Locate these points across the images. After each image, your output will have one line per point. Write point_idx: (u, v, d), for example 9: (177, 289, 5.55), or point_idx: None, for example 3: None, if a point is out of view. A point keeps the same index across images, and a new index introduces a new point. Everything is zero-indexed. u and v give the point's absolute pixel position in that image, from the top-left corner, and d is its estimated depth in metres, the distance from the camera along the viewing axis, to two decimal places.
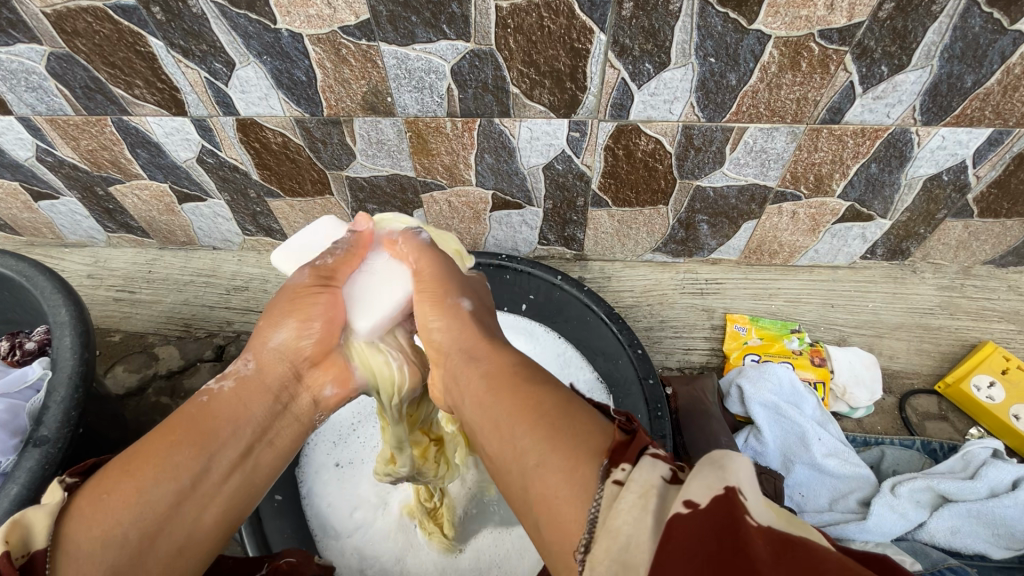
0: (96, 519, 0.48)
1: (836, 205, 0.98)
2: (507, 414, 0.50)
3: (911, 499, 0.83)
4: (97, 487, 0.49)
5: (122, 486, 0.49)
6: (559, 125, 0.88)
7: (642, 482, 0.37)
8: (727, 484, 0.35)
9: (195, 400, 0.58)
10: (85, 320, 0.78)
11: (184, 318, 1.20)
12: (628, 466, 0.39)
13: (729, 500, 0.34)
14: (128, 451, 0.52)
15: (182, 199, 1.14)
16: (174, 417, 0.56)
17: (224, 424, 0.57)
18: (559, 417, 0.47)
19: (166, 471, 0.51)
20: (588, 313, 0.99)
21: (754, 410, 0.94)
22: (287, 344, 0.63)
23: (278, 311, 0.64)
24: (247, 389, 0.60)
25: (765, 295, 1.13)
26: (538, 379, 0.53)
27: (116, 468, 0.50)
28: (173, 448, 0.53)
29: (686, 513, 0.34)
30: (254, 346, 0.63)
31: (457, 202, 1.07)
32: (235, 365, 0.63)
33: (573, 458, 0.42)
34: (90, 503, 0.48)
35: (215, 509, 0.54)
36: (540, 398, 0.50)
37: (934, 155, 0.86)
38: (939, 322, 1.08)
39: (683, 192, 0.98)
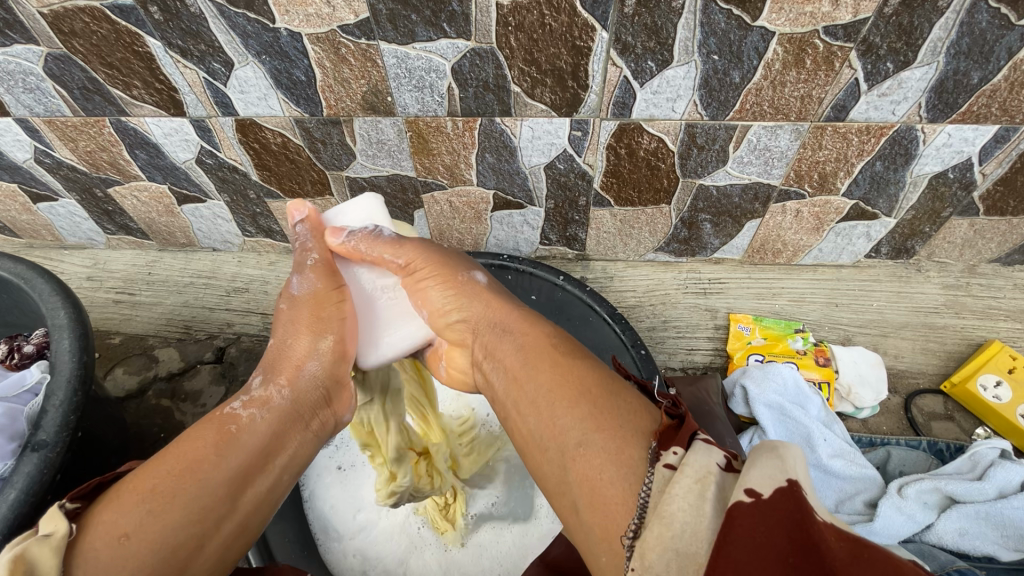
0: (115, 563, 0.46)
1: (840, 204, 0.97)
2: (547, 389, 0.50)
3: (918, 500, 0.83)
4: (114, 525, 0.47)
5: (145, 525, 0.48)
6: (561, 123, 0.87)
7: (698, 468, 0.38)
8: (789, 476, 0.34)
9: (223, 427, 0.56)
10: (84, 323, 0.78)
11: (184, 320, 1.19)
12: (680, 450, 0.40)
13: (793, 491, 0.33)
14: (148, 482, 0.50)
15: (182, 201, 1.13)
16: (198, 442, 0.54)
17: (253, 456, 0.56)
18: (600, 393, 0.48)
19: (193, 508, 0.50)
20: (590, 314, 0.99)
21: (759, 410, 0.93)
22: (325, 363, 0.63)
23: (306, 324, 0.64)
24: (277, 412, 0.59)
25: (769, 295, 1.12)
26: (571, 352, 0.54)
27: (137, 503, 0.49)
28: (201, 485, 0.51)
29: (748, 503, 0.33)
30: (288, 370, 0.62)
31: (459, 202, 1.06)
32: (266, 390, 0.61)
33: (619, 437, 0.44)
34: (107, 546, 0.46)
35: (234, 549, 0.54)
36: (578, 373, 0.50)
37: (940, 152, 0.86)
38: (945, 321, 1.07)
39: (686, 191, 0.97)
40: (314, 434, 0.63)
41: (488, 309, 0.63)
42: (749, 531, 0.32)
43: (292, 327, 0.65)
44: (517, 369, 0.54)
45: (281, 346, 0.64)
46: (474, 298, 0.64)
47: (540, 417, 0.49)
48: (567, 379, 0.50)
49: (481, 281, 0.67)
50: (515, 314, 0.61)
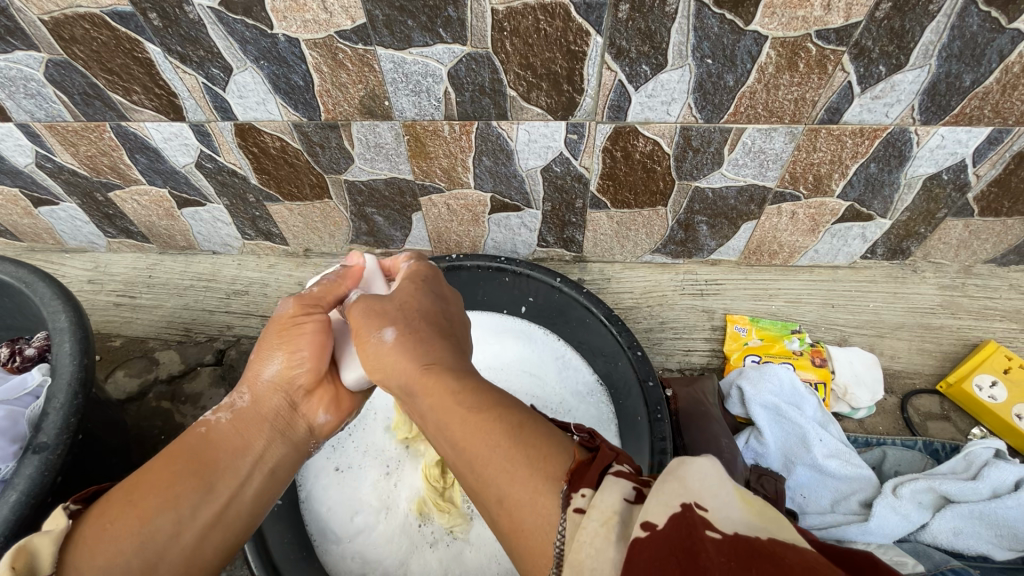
0: (98, 548, 0.50)
1: (836, 205, 0.98)
2: (461, 450, 0.46)
3: (913, 500, 0.83)
4: (100, 516, 0.52)
5: (124, 513, 0.52)
6: (557, 127, 0.88)
7: (603, 509, 0.37)
8: (681, 502, 0.35)
9: (194, 431, 0.61)
10: (85, 326, 0.79)
11: (185, 322, 1.20)
12: (588, 492, 0.39)
13: (685, 517, 0.34)
14: (131, 480, 0.55)
15: (182, 204, 1.14)
16: (175, 444, 0.59)
17: (221, 452, 0.59)
18: (510, 444, 0.44)
19: (167, 500, 0.53)
20: (588, 315, 0.99)
21: (755, 410, 0.93)
22: (279, 374, 0.65)
23: (265, 345, 0.65)
24: (245, 419, 0.63)
25: (765, 296, 1.13)
26: (491, 398, 0.49)
27: (119, 497, 0.53)
28: (175, 476, 0.55)
29: (644, 536, 0.34)
30: (248, 378, 0.65)
31: (456, 205, 1.07)
32: (232, 396, 0.65)
33: (531, 483, 0.41)
34: (94, 533, 0.51)
35: (215, 542, 0.56)
36: (485, 425, 0.46)
37: (934, 154, 0.86)
38: (941, 321, 1.08)
39: (682, 193, 0.98)
40: (288, 436, 0.64)
41: (397, 368, 0.55)
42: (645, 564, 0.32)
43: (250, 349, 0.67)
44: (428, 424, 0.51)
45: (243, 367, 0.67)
46: (380, 356, 0.57)
47: (467, 477, 0.46)
48: (479, 436, 0.45)
49: (390, 339, 0.58)
50: (423, 363, 0.54)
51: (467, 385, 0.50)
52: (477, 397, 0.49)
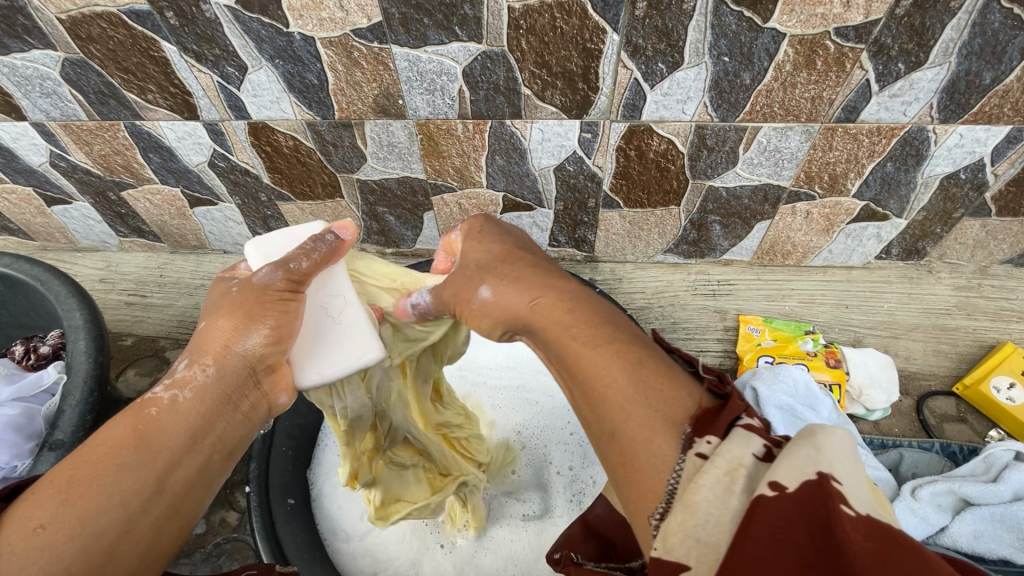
0: (29, 555, 0.41)
1: (851, 205, 0.97)
2: (578, 377, 0.46)
3: (932, 502, 0.82)
4: (26, 517, 0.43)
5: (62, 514, 0.43)
6: (571, 126, 0.87)
7: (729, 458, 0.36)
8: (819, 470, 0.33)
9: (142, 412, 0.50)
10: (99, 323, 0.79)
11: (195, 321, 1.20)
12: (715, 439, 0.38)
13: (821, 487, 0.33)
14: (63, 471, 0.46)
15: (194, 204, 1.14)
16: (118, 425, 0.49)
17: (175, 436, 0.50)
18: (629, 377, 0.43)
19: (113, 499, 0.45)
20: None
21: (770, 410, 0.92)
22: (255, 351, 0.55)
23: (246, 312, 0.54)
24: (208, 398, 0.53)
25: (778, 296, 1.12)
26: (605, 327, 0.47)
27: (50, 493, 0.44)
28: (123, 471, 0.46)
29: (771, 496, 0.33)
30: (214, 352, 0.54)
31: (468, 204, 1.07)
32: (190, 370, 0.53)
33: (649, 423, 0.41)
34: (20, 538, 0.42)
35: (168, 537, 0.49)
36: (605, 357, 0.45)
37: (952, 153, 0.85)
38: (957, 322, 1.07)
39: (695, 193, 0.98)
40: (250, 415, 0.55)
41: (508, 314, 0.53)
42: (766, 529, 0.32)
43: (215, 319, 0.55)
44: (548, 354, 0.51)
45: (204, 333, 0.55)
46: (493, 309, 0.54)
47: (585, 406, 0.46)
48: (598, 365, 0.45)
49: (488, 297, 0.55)
50: (533, 298, 0.51)
51: (580, 314, 0.49)
52: (594, 324, 0.48)
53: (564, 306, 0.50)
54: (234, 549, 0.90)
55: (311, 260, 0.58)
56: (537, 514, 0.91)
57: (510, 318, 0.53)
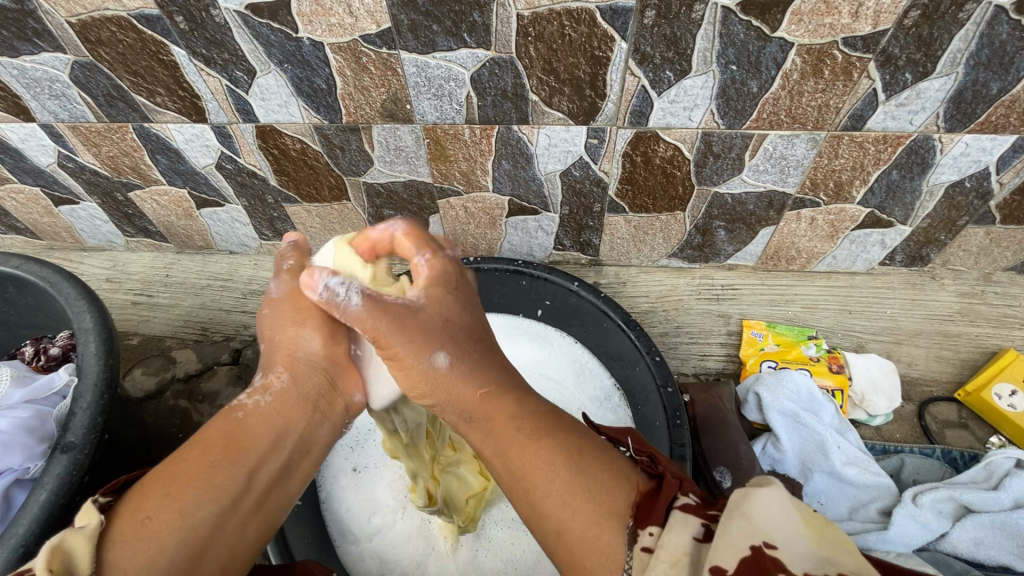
0: (139, 545, 0.45)
1: (855, 212, 0.97)
2: (521, 480, 0.50)
3: (932, 509, 0.83)
4: (137, 508, 0.47)
5: (165, 507, 0.48)
6: (578, 131, 0.88)
7: (673, 550, 0.40)
8: (753, 544, 0.38)
9: (230, 416, 0.57)
10: (109, 326, 0.79)
11: (201, 321, 1.23)
12: (655, 530, 0.43)
13: (759, 560, 0.38)
14: (164, 470, 0.50)
15: (200, 205, 1.14)
16: (210, 428, 0.55)
17: (260, 435, 0.56)
18: (572, 474, 0.48)
19: (209, 492, 0.50)
20: (605, 319, 0.99)
21: (773, 417, 0.94)
22: (316, 351, 0.63)
23: (298, 318, 0.63)
24: (288, 402, 0.59)
25: (782, 301, 1.12)
26: (541, 421, 0.53)
27: (155, 489, 0.49)
28: (215, 469, 0.51)
29: None
30: (284, 360, 0.62)
31: (474, 208, 1.07)
32: (267, 379, 0.61)
33: (592, 521, 0.45)
34: (133, 528, 0.46)
35: (253, 529, 0.53)
36: (543, 449, 0.50)
37: (958, 161, 0.85)
38: (959, 329, 1.07)
39: (701, 199, 0.98)
40: (327, 414, 0.62)
41: (449, 396, 0.57)
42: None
43: (274, 337, 0.63)
44: (485, 447, 0.55)
45: (274, 351, 0.63)
46: (431, 387, 0.57)
47: (521, 495, 0.50)
48: (535, 459, 0.50)
49: (444, 365, 0.57)
50: (482, 386, 0.56)
51: (525, 406, 0.55)
52: (540, 420, 0.53)
53: (512, 396, 0.56)
54: None
55: (293, 262, 0.67)
56: None
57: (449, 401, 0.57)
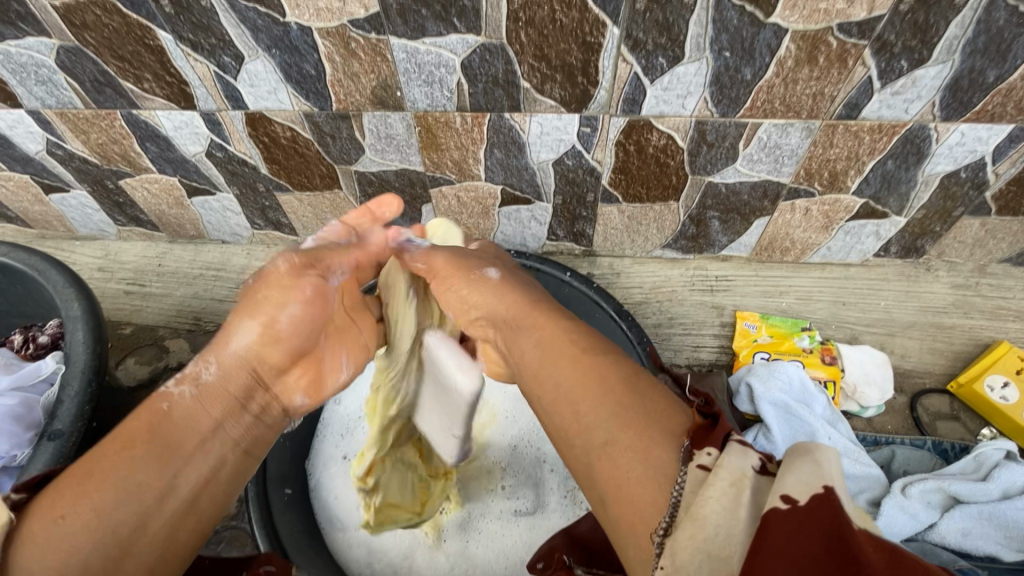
0: (52, 544, 0.46)
1: (850, 202, 0.96)
2: (574, 386, 0.51)
3: (922, 499, 0.83)
4: (49, 509, 0.47)
5: (80, 506, 0.48)
6: (571, 119, 0.87)
7: (732, 469, 0.38)
8: (824, 483, 0.35)
9: (155, 408, 0.56)
10: (97, 315, 0.79)
11: (194, 310, 1.23)
12: (713, 451, 0.40)
13: (828, 499, 0.34)
14: (82, 467, 0.50)
15: (191, 193, 1.13)
16: (135, 422, 0.55)
17: (186, 434, 0.56)
18: (625, 392, 0.48)
19: (129, 490, 0.50)
20: (596, 310, 0.99)
21: (764, 408, 0.94)
22: (250, 346, 0.63)
23: (252, 302, 0.63)
24: (211, 395, 0.59)
25: (776, 292, 1.12)
26: (593, 350, 0.54)
27: (70, 488, 0.49)
28: (136, 464, 0.51)
29: (785, 509, 0.34)
30: (217, 349, 0.63)
31: (466, 197, 1.06)
32: (195, 367, 0.61)
33: (647, 436, 0.44)
34: (43, 528, 0.47)
35: (188, 524, 0.53)
36: (603, 372, 0.51)
37: (953, 151, 0.85)
38: (953, 321, 1.07)
39: (695, 188, 0.97)
40: (260, 408, 0.64)
41: (508, 307, 0.65)
42: (781, 538, 0.33)
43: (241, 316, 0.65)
44: (538, 366, 0.56)
45: (223, 334, 0.63)
46: (486, 294, 0.67)
47: (570, 417, 0.50)
48: (596, 377, 0.50)
49: (495, 276, 0.70)
50: (535, 300, 0.65)
51: (577, 334, 0.57)
52: (595, 344, 0.55)
53: (568, 325, 0.59)
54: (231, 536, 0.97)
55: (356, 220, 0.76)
56: (527, 510, 0.92)
57: (508, 312, 0.64)
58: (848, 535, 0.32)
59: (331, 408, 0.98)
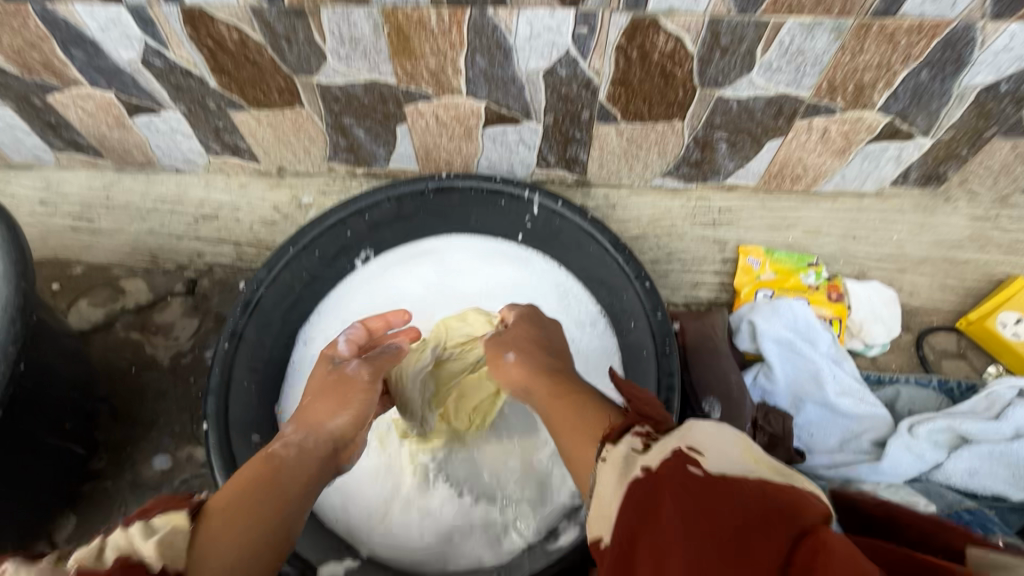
0: (218, 555, 0.49)
1: (874, 120, 0.86)
2: (550, 423, 0.61)
3: (929, 440, 0.79)
4: (214, 524, 0.51)
5: (231, 527, 0.52)
6: (565, 18, 0.73)
7: (616, 454, 0.48)
8: (675, 446, 0.45)
9: (270, 459, 0.62)
10: (19, 244, 0.67)
11: (150, 248, 1.13)
12: (611, 444, 0.50)
13: (678, 458, 0.44)
14: (225, 499, 0.55)
15: (133, 111, 0.99)
16: (259, 467, 0.60)
17: (297, 480, 0.61)
18: (574, 416, 0.58)
19: (262, 520, 0.55)
20: (590, 243, 0.90)
21: (766, 346, 0.88)
22: (339, 426, 0.71)
23: (336, 397, 0.73)
24: (309, 454, 0.65)
25: (783, 226, 1.04)
26: (561, 386, 0.65)
27: (220, 514, 0.52)
28: (264, 501, 0.56)
29: (644, 474, 0.44)
30: (309, 424, 0.70)
31: (446, 115, 0.94)
32: (294, 434, 0.68)
33: (582, 439, 0.54)
34: (211, 539, 0.50)
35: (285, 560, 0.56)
36: (562, 404, 0.61)
37: (998, 58, 0.74)
38: (968, 255, 1.01)
39: (702, 104, 0.86)
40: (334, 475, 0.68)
41: (525, 380, 0.70)
42: (640, 494, 0.43)
43: (315, 403, 0.73)
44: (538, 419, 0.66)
45: (305, 414, 0.71)
46: (516, 374, 0.72)
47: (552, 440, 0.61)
48: (558, 406, 0.61)
49: (512, 359, 0.74)
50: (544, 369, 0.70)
51: (552, 379, 0.67)
52: (561, 385, 0.65)
53: (547, 376, 0.68)
54: (201, 483, 0.98)
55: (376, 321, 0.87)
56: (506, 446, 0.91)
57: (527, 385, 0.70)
58: (690, 477, 0.42)
59: (299, 350, 0.95)
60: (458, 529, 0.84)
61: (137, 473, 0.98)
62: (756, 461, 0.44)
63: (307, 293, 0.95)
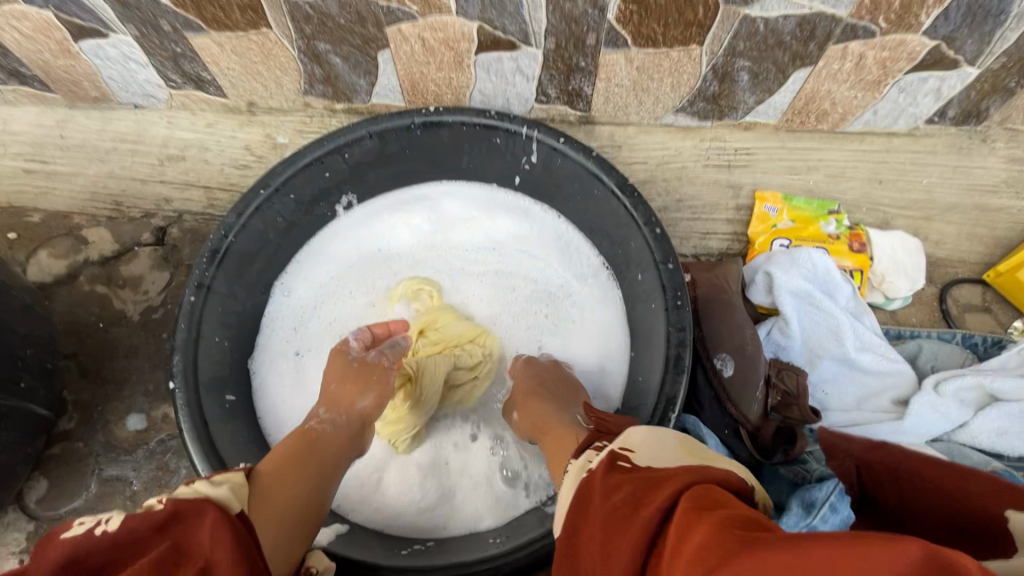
0: (272, 505, 0.55)
1: (917, 45, 0.76)
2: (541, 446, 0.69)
3: (955, 397, 0.75)
4: (268, 481, 0.56)
5: (282, 485, 0.57)
6: None
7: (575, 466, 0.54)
8: (611, 449, 0.51)
9: (307, 432, 0.65)
10: None
11: (112, 194, 1.05)
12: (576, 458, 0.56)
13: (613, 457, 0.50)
14: (275, 462, 0.59)
15: (76, 34, 0.86)
16: (299, 439, 0.64)
17: (331, 457, 0.64)
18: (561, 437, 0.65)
19: (306, 484, 0.59)
20: (595, 186, 0.80)
21: (784, 300, 0.81)
22: (366, 410, 0.71)
23: (366, 378, 0.74)
24: (341, 434, 0.67)
25: (803, 169, 0.96)
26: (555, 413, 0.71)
27: (272, 473, 0.57)
28: (307, 468, 0.60)
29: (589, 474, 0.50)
30: (340, 403, 0.71)
31: (433, 39, 0.83)
32: (329, 414, 0.69)
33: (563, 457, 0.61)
34: (267, 490, 0.55)
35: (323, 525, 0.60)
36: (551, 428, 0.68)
37: None
38: (1000, 202, 0.94)
39: (725, 25, 0.75)
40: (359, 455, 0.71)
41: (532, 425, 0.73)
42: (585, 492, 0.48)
43: (345, 385, 0.73)
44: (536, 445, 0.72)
45: (336, 394, 0.72)
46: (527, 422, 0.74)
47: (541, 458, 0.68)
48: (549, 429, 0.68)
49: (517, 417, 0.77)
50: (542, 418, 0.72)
51: (546, 404, 0.73)
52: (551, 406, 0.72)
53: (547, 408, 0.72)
54: (179, 445, 0.92)
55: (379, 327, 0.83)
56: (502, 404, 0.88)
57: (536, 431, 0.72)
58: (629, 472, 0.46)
59: (277, 302, 0.89)
60: (458, 488, 0.82)
61: (109, 434, 0.92)
62: (691, 457, 0.48)
63: (286, 242, 0.87)
